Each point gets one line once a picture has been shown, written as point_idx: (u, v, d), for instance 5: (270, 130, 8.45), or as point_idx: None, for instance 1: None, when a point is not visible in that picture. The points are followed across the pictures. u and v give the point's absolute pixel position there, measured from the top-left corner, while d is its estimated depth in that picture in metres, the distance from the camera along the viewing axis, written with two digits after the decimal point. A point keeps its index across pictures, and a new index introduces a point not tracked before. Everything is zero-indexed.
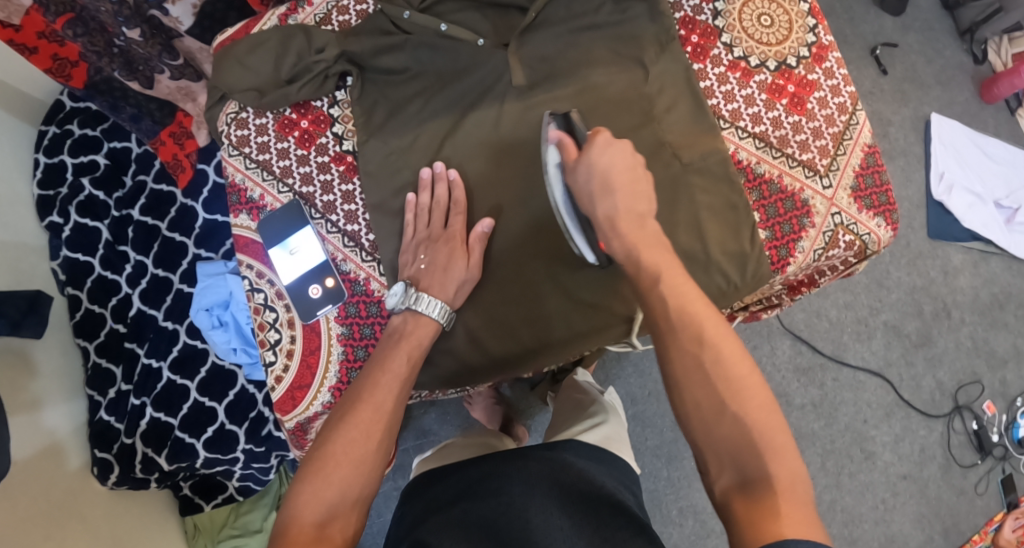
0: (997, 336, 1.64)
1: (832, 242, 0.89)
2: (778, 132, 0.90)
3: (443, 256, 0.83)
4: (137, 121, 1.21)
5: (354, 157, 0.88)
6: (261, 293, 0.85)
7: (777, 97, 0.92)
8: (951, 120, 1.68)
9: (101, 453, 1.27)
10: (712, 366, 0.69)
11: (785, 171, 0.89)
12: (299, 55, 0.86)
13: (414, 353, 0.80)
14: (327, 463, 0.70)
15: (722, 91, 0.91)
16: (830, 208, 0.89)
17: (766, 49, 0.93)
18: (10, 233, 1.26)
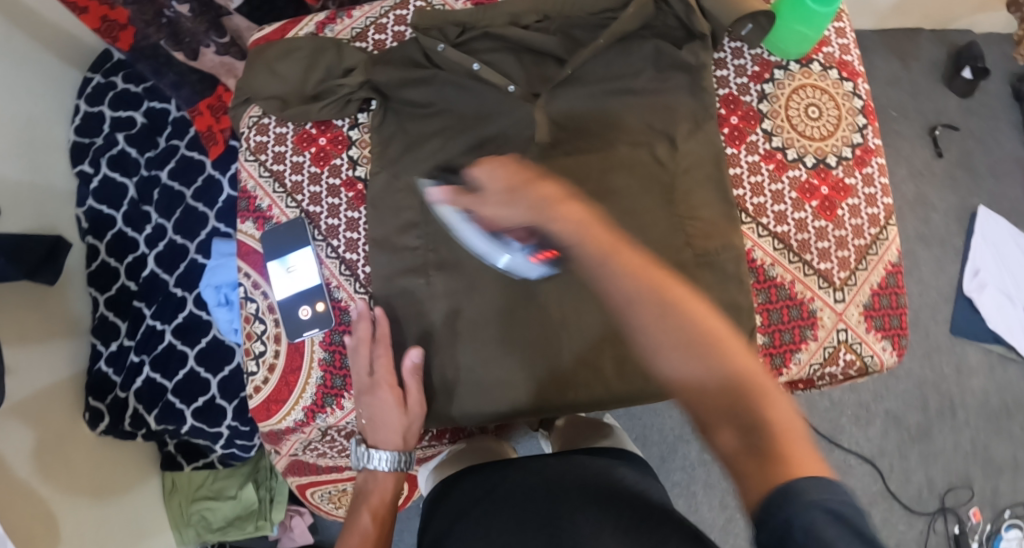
0: (998, 445, 1.60)
1: (831, 358, 0.86)
2: (800, 235, 0.87)
3: (378, 410, 0.83)
4: (176, 88, 1.25)
5: (364, 185, 0.89)
6: (254, 303, 0.88)
7: (807, 197, 0.88)
8: (997, 216, 1.62)
9: (94, 402, 1.30)
10: (665, 334, 0.64)
11: (798, 278, 0.87)
12: (328, 75, 0.89)
13: (379, 511, 0.83)
14: None
15: (751, 181, 0.88)
16: (837, 323, 0.87)
17: (807, 143, 0.90)
18: (42, 174, 1.28)
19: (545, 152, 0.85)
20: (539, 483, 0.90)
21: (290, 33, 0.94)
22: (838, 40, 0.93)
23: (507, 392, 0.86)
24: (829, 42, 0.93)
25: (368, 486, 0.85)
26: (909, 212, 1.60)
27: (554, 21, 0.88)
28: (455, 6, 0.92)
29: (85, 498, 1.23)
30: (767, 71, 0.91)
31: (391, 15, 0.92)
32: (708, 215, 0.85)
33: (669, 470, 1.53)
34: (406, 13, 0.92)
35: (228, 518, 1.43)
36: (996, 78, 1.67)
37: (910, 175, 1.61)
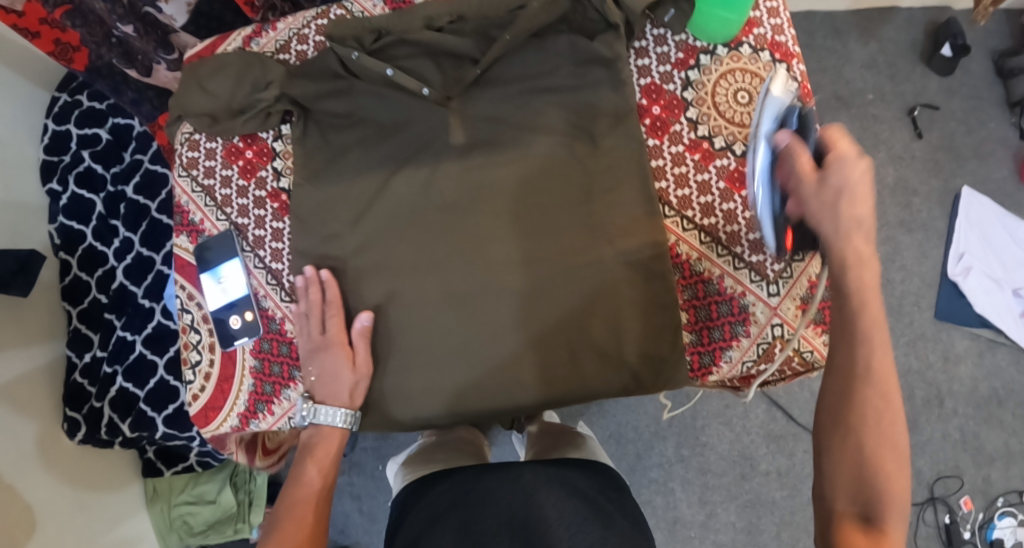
0: (989, 433, 1.55)
1: (765, 355, 0.86)
2: (728, 227, 0.88)
3: (330, 368, 0.84)
4: (136, 105, 1.29)
5: (288, 196, 0.90)
6: (189, 314, 0.88)
7: (737, 186, 0.88)
8: (982, 197, 1.57)
9: (71, 412, 1.33)
10: (864, 369, 0.74)
11: (728, 273, 0.87)
12: (255, 85, 0.88)
13: (325, 464, 0.84)
14: None
15: (675, 173, 0.89)
16: (770, 318, 0.86)
17: (736, 130, 0.89)
18: (15, 193, 1.32)
19: (460, 155, 0.86)
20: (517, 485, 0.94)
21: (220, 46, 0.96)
22: (770, 20, 0.90)
23: (426, 400, 0.86)
24: (760, 22, 0.90)
25: (315, 437, 0.87)
26: (889, 197, 1.56)
27: (470, 22, 0.88)
28: (374, 11, 0.94)
29: (69, 505, 1.28)
30: (692, 57, 0.90)
31: (313, 26, 0.94)
32: (635, 214, 0.85)
33: (646, 467, 1.52)
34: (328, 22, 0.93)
35: (209, 521, 1.48)
36: (979, 55, 1.60)
37: (889, 160, 1.56)
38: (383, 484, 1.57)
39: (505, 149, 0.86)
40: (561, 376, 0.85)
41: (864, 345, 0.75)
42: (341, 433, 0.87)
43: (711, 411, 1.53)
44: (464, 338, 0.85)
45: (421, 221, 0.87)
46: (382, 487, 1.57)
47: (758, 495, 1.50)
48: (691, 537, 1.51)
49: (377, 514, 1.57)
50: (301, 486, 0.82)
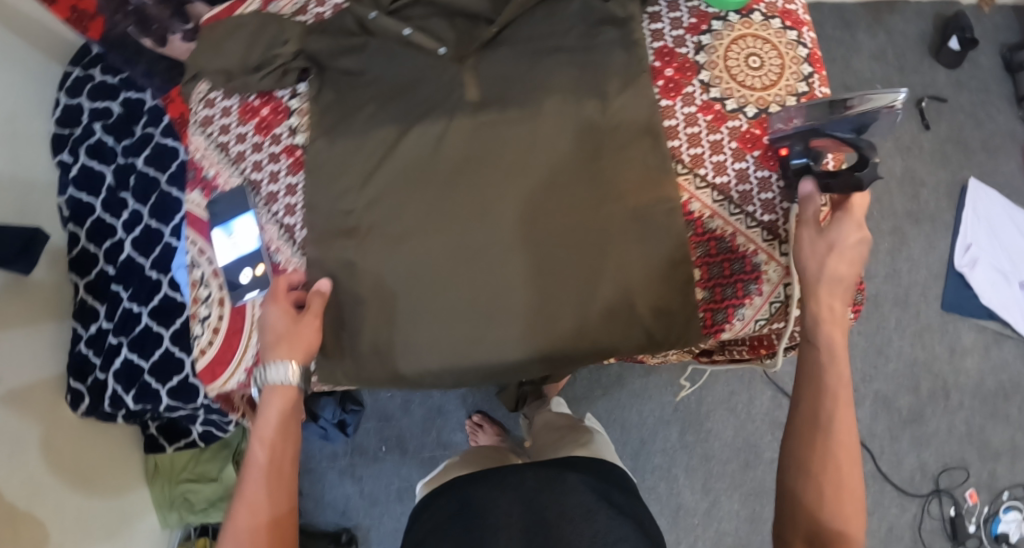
0: (995, 427, 1.55)
1: (778, 313, 0.88)
2: (741, 187, 0.88)
3: (276, 325, 0.83)
4: (149, 77, 1.31)
5: (303, 152, 0.89)
6: (200, 268, 0.89)
7: (749, 147, 0.89)
8: (989, 190, 1.57)
9: (75, 384, 1.34)
10: (825, 424, 0.78)
11: (742, 232, 0.87)
12: (271, 45, 0.90)
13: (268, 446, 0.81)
14: None
15: (688, 132, 0.88)
16: (782, 277, 0.87)
17: (747, 93, 0.90)
18: (24, 166, 1.32)
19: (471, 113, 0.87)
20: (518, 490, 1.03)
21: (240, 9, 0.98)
22: None
23: (433, 355, 0.86)
24: None
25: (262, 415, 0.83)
26: (897, 187, 1.57)
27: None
28: None
29: (68, 478, 1.30)
30: (704, 23, 0.91)
31: None
32: (646, 173, 0.85)
33: (650, 453, 1.51)
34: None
35: (211, 499, 1.47)
36: (987, 49, 1.61)
37: (896, 150, 1.58)
38: (384, 466, 1.56)
39: (518, 107, 0.87)
40: (571, 331, 0.85)
41: (829, 401, 0.78)
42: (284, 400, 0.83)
43: (716, 397, 1.52)
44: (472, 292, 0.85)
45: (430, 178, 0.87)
46: (384, 469, 1.56)
47: (762, 483, 1.49)
48: (694, 525, 1.49)
49: (378, 497, 1.55)
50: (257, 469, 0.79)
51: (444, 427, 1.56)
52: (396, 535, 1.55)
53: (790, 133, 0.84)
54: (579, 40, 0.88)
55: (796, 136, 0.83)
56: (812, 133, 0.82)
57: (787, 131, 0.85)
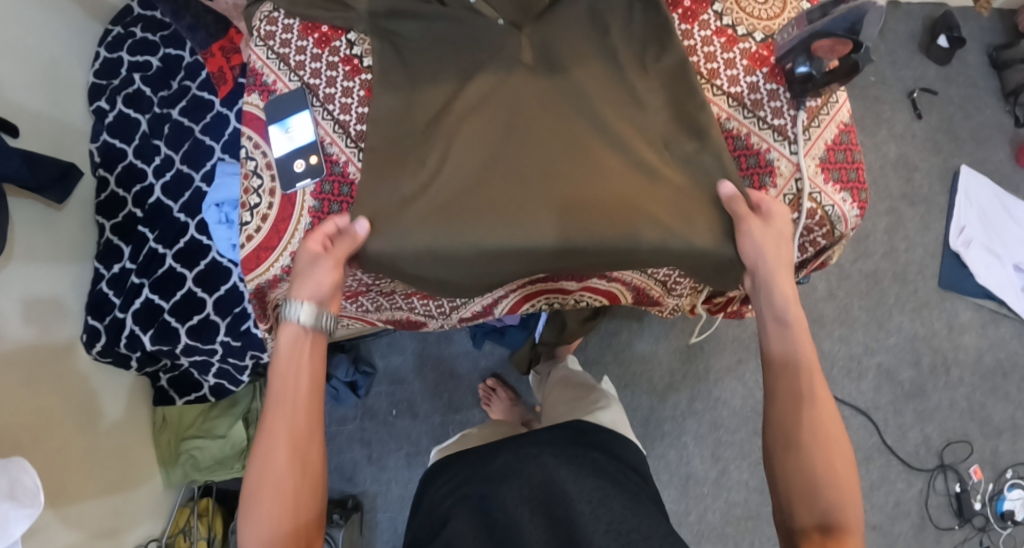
0: (995, 404, 1.58)
1: (790, 205, 0.93)
2: (753, 96, 0.94)
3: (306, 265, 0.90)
4: (193, 32, 1.36)
5: (360, 61, 0.98)
6: (253, 162, 0.96)
7: (758, 65, 0.96)
8: (980, 177, 1.66)
9: (93, 322, 1.34)
10: (811, 416, 0.83)
11: (754, 132, 0.94)
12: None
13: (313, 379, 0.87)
14: (253, 500, 0.81)
15: (704, 51, 0.96)
16: (794, 172, 0.93)
17: (756, 22, 0.97)
18: (62, 108, 1.40)
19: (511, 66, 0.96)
20: (537, 457, 1.03)
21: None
22: None
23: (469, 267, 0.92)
24: None
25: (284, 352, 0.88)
26: (892, 171, 1.65)
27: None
28: None
29: (76, 419, 1.29)
30: None
31: None
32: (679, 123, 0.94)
33: (659, 420, 1.52)
34: None
35: (216, 457, 1.46)
36: (974, 49, 1.73)
37: (892, 137, 1.66)
38: (394, 431, 1.55)
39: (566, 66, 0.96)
40: (602, 242, 0.90)
41: (808, 398, 0.84)
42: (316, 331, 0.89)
43: (724, 366, 1.54)
44: (506, 206, 0.91)
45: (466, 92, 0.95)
46: (393, 433, 1.55)
47: None
48: (704, 495, 1.49)
49: (387, 461, 1.54)
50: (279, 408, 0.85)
51: (455, 391, 1.57)
52: (403, 501, 1.53)
53: (791, 44, 0.89)
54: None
55: (795, 48, 0.89)
56: (809, 39, 0.87)
57: (790, 46, 0.90)
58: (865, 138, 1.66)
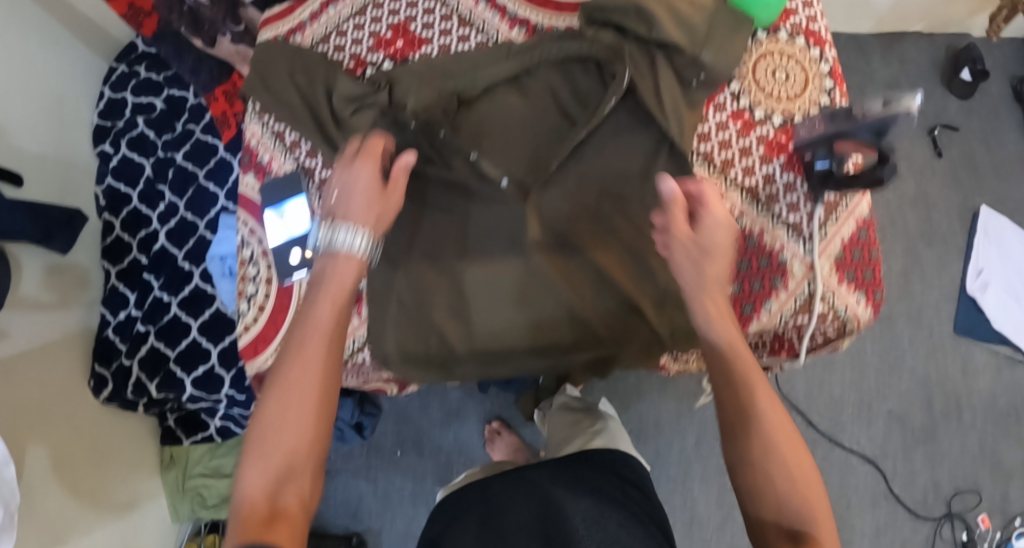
0: (1007, 449, 1.55)
1: (803, 308, 0.84)
2: (767, 189, 0.87)
3: (353, 180, 0.82)
4: (195, 74, 1.34)
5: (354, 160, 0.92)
6: (249, 249, 0.90)
7: (776, 153, 0.88)
8: (1000, 216, 1.62)
9: (100, 368, 1.34)
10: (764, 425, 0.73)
11: (766, 229, 0.86)
12: (327, 87, 0.92)
13: (338, 299, 0.79)
14: (266, 448, 0.71)
15: (719, 138, 0.89)
16: (807, 273, 0.84)
17: (773, 103, 0.90)
18: (67, 149, 1.38)
19: (520, 250, 0.86)
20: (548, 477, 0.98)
21: (288, 17, 1.01)
22: (806, 10, 0.93)
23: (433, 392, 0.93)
24: (795, 12, 0.93)
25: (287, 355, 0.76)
26: (910, 209, 1.60)
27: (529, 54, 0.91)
28: None
29: (87, 458, 1.30)
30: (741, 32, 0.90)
31: None
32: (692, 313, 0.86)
33: (665, 464, 1.51)
34: None
35: (224, 495, 1.46)
36: (997, 79, 1.67)
37: (911, 173, 1.61)
38: (399, 469, 1.55)
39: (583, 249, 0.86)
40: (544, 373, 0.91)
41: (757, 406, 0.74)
42: (332, 309, 0.78)
43: None
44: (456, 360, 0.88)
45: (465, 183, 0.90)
46: (398, 471, 1.55)
47: None
48: (708, 541, 1.48)
49: (392, 498, 1.54)
50: (262, 420, 0.72)
51: (460, 432, 1.56)
52: (406, 539, 1.53)
53: (813, 138, 0.83)
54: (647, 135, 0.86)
55: (817, 145, 0.83)
56: (834, 139, 0.81)
57: (811, 139, 0.84)
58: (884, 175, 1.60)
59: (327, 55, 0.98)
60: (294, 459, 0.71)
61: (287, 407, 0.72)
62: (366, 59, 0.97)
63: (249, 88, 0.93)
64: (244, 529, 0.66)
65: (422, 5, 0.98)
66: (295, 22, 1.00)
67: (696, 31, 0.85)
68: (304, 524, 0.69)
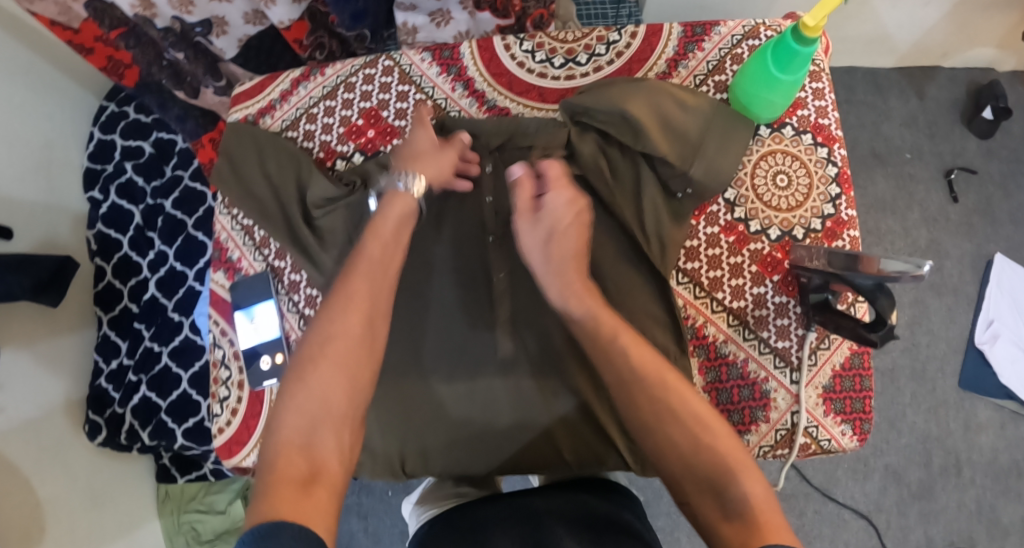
0: (1006, 505, 1.50)
1: (783, 442, 0.85)
2: (757, 311, 0.87)
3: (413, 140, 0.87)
4: (182, 122, 1.31)
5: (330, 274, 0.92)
6: (220, 350, 0.91)
7: (769, 270, 0.88)
8: (1016, 265, 1.54)
9: (93, 415, 1.33)
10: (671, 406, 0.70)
11: (754, 357, 0.86)
12: (297, 181, 0.90)
13: (387, 249, 0.80)
14: (310, 372, 0.71)
15: (709, 254, 0.88)
16: (791, 405, 0.85)
17: (771, 214, 0.89)
18: (58, 195, 1.36)
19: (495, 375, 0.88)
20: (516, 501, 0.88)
21: (257, 95, 0.98)
22: (815, 102, 0.91)
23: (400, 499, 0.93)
24: (805, 103, 0.91)
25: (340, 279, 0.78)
26: (921, 258, 1.53)
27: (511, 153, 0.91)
28: (422, 64, 0.97)
29: (80, 501, 1.25)
30: None
31: (360, 73, 0.96)
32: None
33: (655, 514, 1.46)
34: (376, 73, 0.96)
35: (216, 531, 1.40)
36: (1020, 118, 1.59)
37: (924, 220, 1.55)
38: (389, 508, 1.57)
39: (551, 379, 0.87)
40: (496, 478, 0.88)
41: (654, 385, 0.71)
42: (379, 250, 0.80)
43: None
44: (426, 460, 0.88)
45: (445, 290, 0.90)
46: (388, 510, 1.57)
47: None
48: None
49: (381, 537, 1.56)
50: (306, 361, 0.71)
51: None
52: None
53: (813, 270, 0.81)
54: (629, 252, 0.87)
55: (816, 276, 0.82)
56: (832, 278, 0.79)
57: (809, 269, 0.82)
58: (896, 222, 1.54)
59: (296, 143, 0.96)
60: (332, 404, 0.69)
61: (334, 346, 0.72)
62: (336, 149, 0.95)
63: (219, 178, 0.91)
64: (280, 482, 0.63)
65: (396, 89, 0.96)
66: (264, 101, 0.97)
67: (685, 143, 0.85)
68: (340, 479, 0.66)
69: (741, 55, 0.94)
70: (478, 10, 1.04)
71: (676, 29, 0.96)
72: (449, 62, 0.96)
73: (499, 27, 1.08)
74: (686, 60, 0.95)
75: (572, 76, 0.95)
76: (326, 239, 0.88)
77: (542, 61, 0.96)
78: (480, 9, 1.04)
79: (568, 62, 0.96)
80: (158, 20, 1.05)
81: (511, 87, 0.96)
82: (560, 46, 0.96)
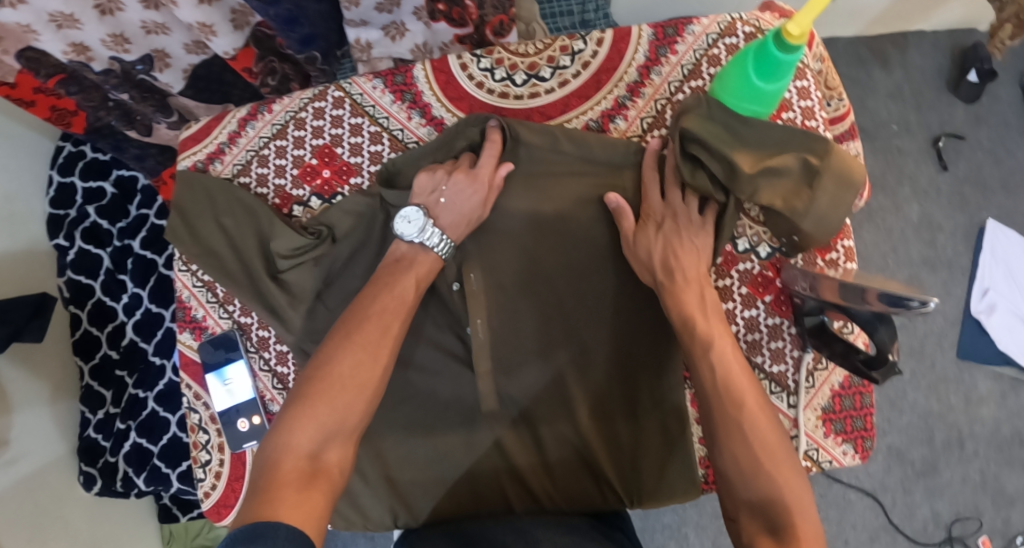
0: (1011, 474, 1.47)
1: None
2: (749, 336, 0.89)
3: (466, 195, 0.83)
4: (140, 160, 1.26)
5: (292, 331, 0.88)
6: (196, 414, 0.93)
7: (761, 291, 0.89)
8: (1010, 232, 1.51)
9: (87, 467, 1.28)
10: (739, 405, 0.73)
11: None
12: (260, 233, 0.89)
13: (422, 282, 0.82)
14: (332, 384, 0.73)
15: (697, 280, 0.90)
16: (789, 430, 0.88)
17: (759, 230, 0.89)
18: (23, 246, 1.30)
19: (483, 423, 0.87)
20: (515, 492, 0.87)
21: (205, 139, 0.95)
22: (801, 103, 0.90)
23: None
24: (791, 105, 0.90)
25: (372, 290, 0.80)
26: (913, 235, 1.50)
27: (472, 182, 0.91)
28: (374, 92, 0.93)
29: None
30: None
31: (310, 107, 0.93)
32: (663, 481, 0.86)
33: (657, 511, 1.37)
34: (327, 106, 0.93)
35: None
36: (1005, 81, 1.55)
37: (914, 194, 1.51)
38: None
39: (539, 424, 0.87)
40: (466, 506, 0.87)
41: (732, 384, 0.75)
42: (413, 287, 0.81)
43: None
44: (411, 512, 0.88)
45: (434, 333, 0.88)
46: None
47: None
48: None
49: None
50: (331, 375, 0.73)
51: None
52: None
53: (807, 296, 0.83)
54: (610, 279, 0.87)
55: (809, 299, 0.84)
56: (827, 306, 0.81)
57: (806, 294, 0.83)
58: (885, 198, 1.51)
59: (250, 188, 0.94)
60: (345, 420, 0.72)
61: (360, 365, 0.74)
62: (292, 194, 0.94)
63: (173, 236, 0.90)
64: (280, 486, 0.65)
65: (349, 123, 0.93)
66: (212, 145, 0.94)
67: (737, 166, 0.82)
68: (339, 483, 0.69)
69: (718, 56, 0.90)
70: (433, 21, 0.99)
71: (647, 32, 0.92)
72: (403, 88, 0.93)
73: (457, 36, 1.02)
74: (660, 65, 0.92)
75: (535, 94, 0.93)
76: (295, 294, 0.88)
77: (502, 79, 0.93)
78: (434, 20, 0.98)
79: (531, 78, 0.93)
80: (96, 64, 0.98)
81: (472, 111, 0.93)
82: (521, 61, 0.92)
